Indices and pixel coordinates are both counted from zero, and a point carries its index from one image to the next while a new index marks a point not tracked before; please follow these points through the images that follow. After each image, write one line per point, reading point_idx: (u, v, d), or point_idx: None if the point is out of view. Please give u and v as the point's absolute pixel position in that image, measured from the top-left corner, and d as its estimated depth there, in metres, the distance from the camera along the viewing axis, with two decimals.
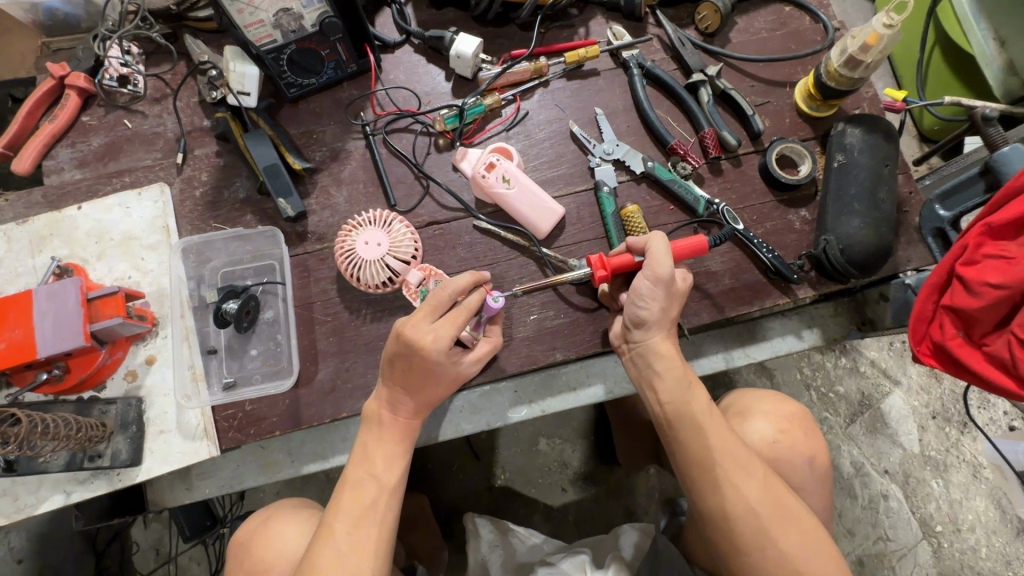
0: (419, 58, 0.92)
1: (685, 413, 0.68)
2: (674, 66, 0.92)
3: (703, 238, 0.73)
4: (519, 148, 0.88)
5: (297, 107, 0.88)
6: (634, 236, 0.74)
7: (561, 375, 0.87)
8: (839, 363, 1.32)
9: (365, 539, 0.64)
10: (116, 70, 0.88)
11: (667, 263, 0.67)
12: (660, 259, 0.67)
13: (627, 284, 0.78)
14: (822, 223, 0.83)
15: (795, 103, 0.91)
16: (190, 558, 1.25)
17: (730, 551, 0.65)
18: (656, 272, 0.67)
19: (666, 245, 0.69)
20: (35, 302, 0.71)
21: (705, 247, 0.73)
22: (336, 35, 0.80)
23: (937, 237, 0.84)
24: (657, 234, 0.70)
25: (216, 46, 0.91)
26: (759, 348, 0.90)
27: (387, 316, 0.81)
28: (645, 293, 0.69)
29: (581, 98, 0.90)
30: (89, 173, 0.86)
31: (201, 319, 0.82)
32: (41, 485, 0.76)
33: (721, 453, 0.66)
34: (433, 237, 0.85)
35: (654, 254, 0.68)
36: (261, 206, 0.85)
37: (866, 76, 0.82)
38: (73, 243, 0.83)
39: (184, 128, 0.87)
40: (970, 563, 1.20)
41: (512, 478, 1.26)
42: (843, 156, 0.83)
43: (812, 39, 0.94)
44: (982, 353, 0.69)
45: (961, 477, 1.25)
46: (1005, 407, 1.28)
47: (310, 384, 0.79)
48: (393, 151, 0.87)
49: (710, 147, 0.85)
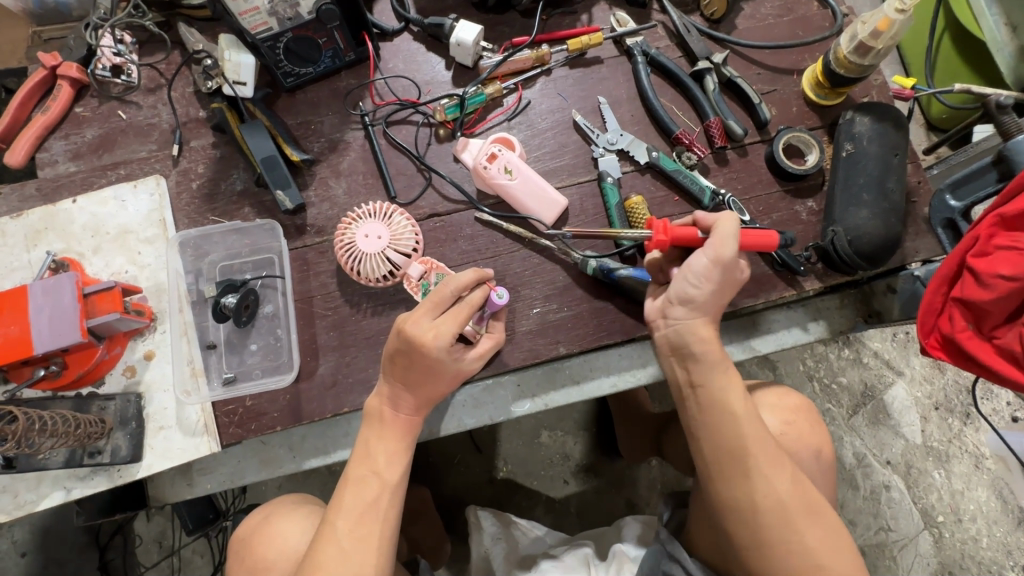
0: (418, 46, 0.89)
1: (719, 400, 0.67)
2: (678, 54, 0.90)
3: (775, 233, 0.71)
4: (521, 138, 0.87)
5: (294, 97, 0.87)
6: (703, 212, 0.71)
7: (564, 368, 0.86)
8: (842, 354, 1.31)
9: (368, 537, 0.64)
10: (109, 59, 0.85)
11: (732, 247, 0.66)
12: (729, 242, 0.66)
13: (676, 258, 0.75)
14: (830, 214, 0.82)
15: (802, 91, 0.89)
16: (193, 551, 1.25)
17: (751, 544, 0.64)
18: (721, 253, 0.65)
19: (737, 226, 0.67)
20: (30, 297, 0.69)
21: (774, 244, 0.71)
22: (333, 23, 0.78)
23: (948, 228, 0.83)
24: (731, 214, 0.68)
25: (211, 34, 0.89)
26: (763, 341, 0.89)
27: (387, 310, 0.80)
28: (699, 271, 0.67)
29: (584, 86, 0.88)
30: (84, 166, 0.85)
31: (199, 313, 0.81)
32: (41, 481, 0.75)
33: (755, 444, 0.65)
34: (434, 229, 0.83)
35: (726, 232, 0.66)
36: (259, 198, 0.83)
37: (875, 63, 0.80)
38: (67, 237, 0.81)
39: (179, 120, 0.86)
40: (971, 552, 1.21)
41: (514, 471, 1.26)
42: (852, 145, 0.81)
43: (819, 25, 0.92)
44: (992, 346, 0.68)
45: (964, 467, 1.25)
46: (1008, 397, 1.27)
47: (311, 380, 0.78)
48: (393, 142, 0.85)
49: (716, 136, 0.84)
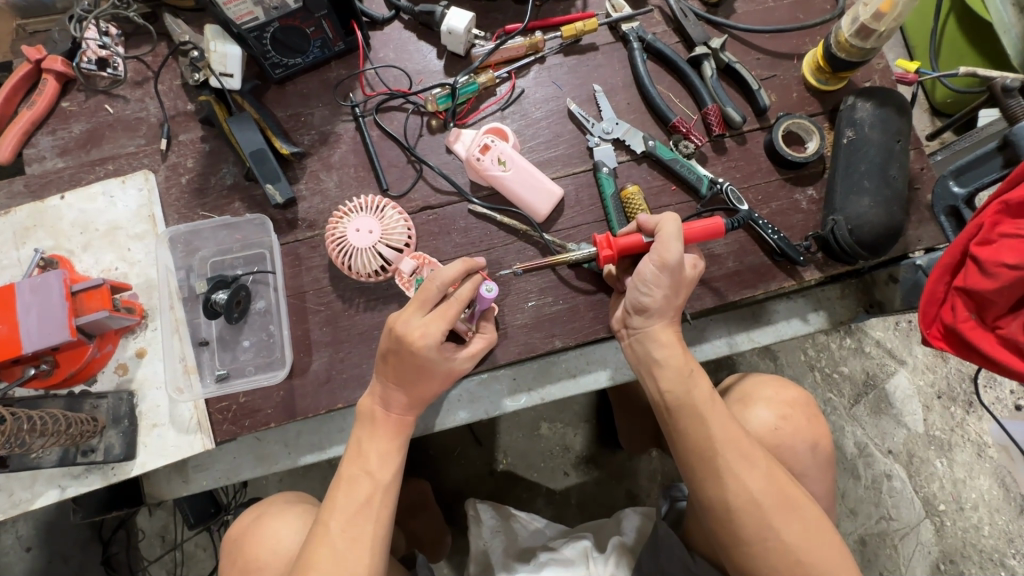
0: (409, 34, 0.88)
1: (685, 401, 0.67)
2: (675, 39, 0.88)
3: (720, 220, 0.70)
4: (515, 128, 0.85)
5: (284, 89, 0.85)
6: (646, 216, 0.72)
7: (561, 361, 0.85)
8: (843, 344, 1.29)
9: (361, 535, 0.63)
10: (95, 52, 0.84)
11: (675, 249, 0.66)
12: (670, 245, 0.66)
13: (634, 266, 0.76)
14: (830, 202, 0.80)
15: (803, 76, 0.87)
16: (195, 545, 1.25)
17: (731, 543, 0.64)
18: (663, 258, 0.66)
19: (678, 229, 0.67)
20: (17, 296, 0.68)
21: (721, 231, 0.71)
22: (321, 12, 0.76)
23: (952, 216, 0.82)
24: (671, 216, 0.69)
25: (197, 26, 0.87)
26: (762, 332, 0.87)
27: (381, 305, 0.79)
28: (650, 279, 0.67)
29: (579, 74, 0.86)
30: (72, 162, 0.84)
31: (191, 310, 0.80)
32: (36, 480, 0.75)
33: (723, 444, 0.65)
34: (427, 222, 0.82)
35: (665, 237, 0.66)
36: (249, 192, 0.82)
37: (877, 46, 0.78)
38: (57, 234, 0.81)
39: (167, 113, 0.84)
40: (972, 541, 1.20)
41: (514, 463, 1.26)
42: (852, 132, 0.80)
43: (821, 8, 0.89)
44: (995, 336, 0.67)
45: (966, 456, 1.24)
46: (1011, 386, 1.26)
47: (304, 376, 0.77)
48: (384, 134, 0.84)
49: (714, 124, 0.82)
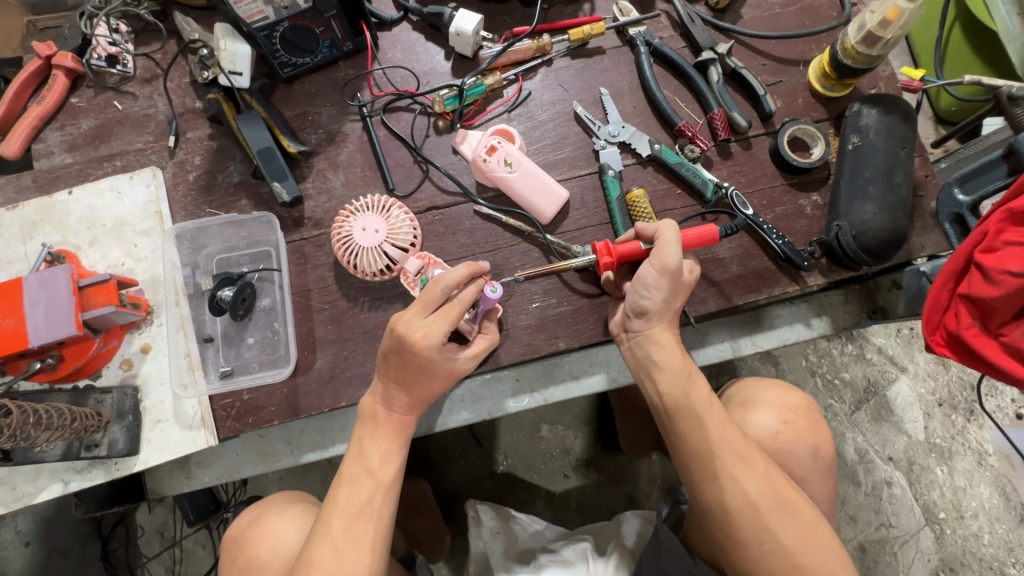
0: (417, 35, 0.88)
1: (684, 402, 0.67)
2: (682, 44, 0.89)
3: (714, 228, 0.71)
4: (521, 129, 0.85)
5: (291, 88, 0.86)
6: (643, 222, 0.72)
7: (564, 363, 0.85)
8: (845, 350, 1.30)
9: (361, 534, 0.63)
10: (105, 49, 0.85)
11: (675, 253, 0.66)
12: (669, 249, 0.66)
13: (632, 272, 0.76)
14: (834, 208, 0.80)
15: (809, 83, 0.87)
16: (194, 542, 1.25)
17: (729, 544, 0.64)
18: (663, 262, 0.66)
19: (676, 234, 0.68)
20: (25, 289, 0.69)
21: (714, 238, 0.71)
22: (330, 12, 0.77)
23: (956, 224, 0.82)
24: (668, 221, 0.69)
25: (206, 24, 0.87)
26: (765, 336, 0.88)
27: (385, 304, 0.79)
28: (647, 283, 0.68)
29: (586, 77, 0.87)
30: (80, 157, 0.84)
31: (196, 306, 0.80)
32: (39, 474, 0.75)
33: (721, 446, 0.65)
34: (432, 222, 0.82)
35: (665, 240, 0.67)
36: (255, 190, 0.83)
37: (883, 54, 0.78)
38: (63, 229, 0.81)
39: (176, 110, 0.85)
40: (972, 549, 1.20)
41: (514, 464, 1.26)
42: (858, 138, 0.80)
43: (827, 15, 0.90)
44: (998, 343, 0.67)
45: (967, 464, 1.24)
46: (1013, 394, 1.25)
47: (308, 373, 0.78)
48: (391, 133, 0.84)
49: (720, 129, 0.82)
